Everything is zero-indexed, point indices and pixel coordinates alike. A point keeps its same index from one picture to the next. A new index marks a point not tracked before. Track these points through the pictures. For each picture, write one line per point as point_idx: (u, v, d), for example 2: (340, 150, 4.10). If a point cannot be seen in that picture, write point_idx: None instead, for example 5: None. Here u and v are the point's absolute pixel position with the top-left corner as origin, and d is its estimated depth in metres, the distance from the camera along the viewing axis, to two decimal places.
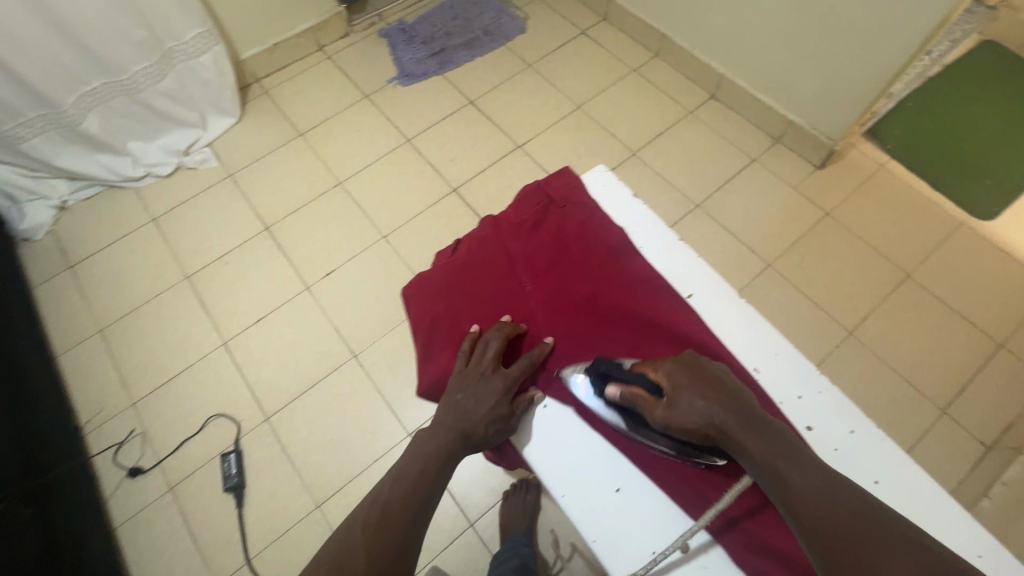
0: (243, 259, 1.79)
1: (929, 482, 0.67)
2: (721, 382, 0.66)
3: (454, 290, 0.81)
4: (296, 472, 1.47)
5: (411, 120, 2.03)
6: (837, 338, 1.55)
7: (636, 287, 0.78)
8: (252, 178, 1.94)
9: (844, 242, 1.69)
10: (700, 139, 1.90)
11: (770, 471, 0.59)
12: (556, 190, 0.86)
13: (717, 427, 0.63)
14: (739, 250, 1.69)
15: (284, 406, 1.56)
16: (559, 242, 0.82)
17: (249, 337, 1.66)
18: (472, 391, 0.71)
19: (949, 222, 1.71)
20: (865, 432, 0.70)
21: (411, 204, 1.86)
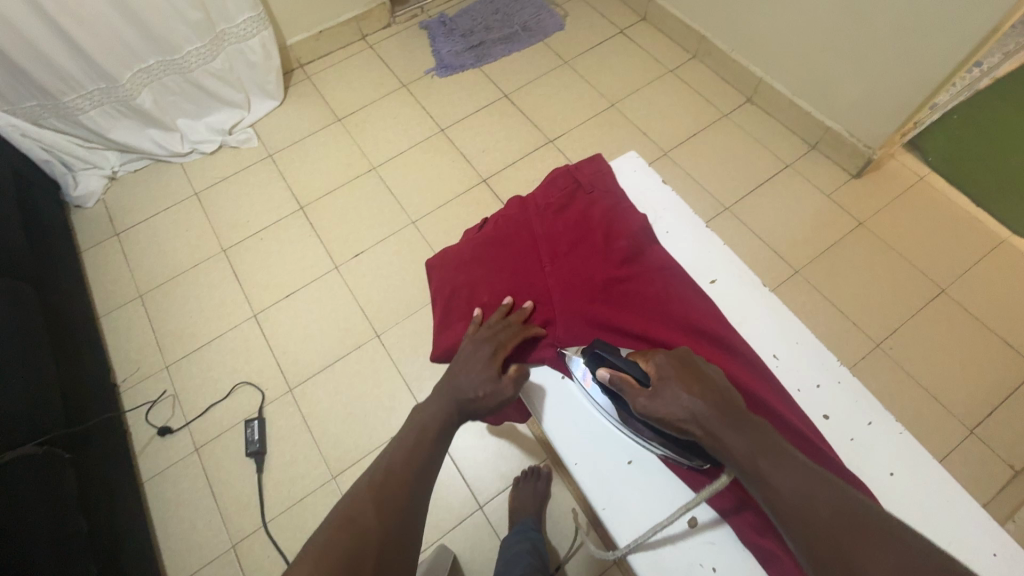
0: (278, 235, 1.85)
1: (947, 479, 0.66)
2: (709, 377, 0.65)
3: (476, 262, 0.82)
4: (316, 443, 1.51)
5: (446, 111, 2.07)
6: (864, 349, 1.52)
7: (654, 273, 0.78)
8: (291, 159, 2.00)
9: (878, 252, 1.65)
10: (734, 142, 1.89)
11: (750, 467, 0.58)
12: (584, 175, 0.87)
13: (701, 423, 0.62)
14: (767, 254, 1.68)
15: (308, 377, 1.61)
16: (582, 224, 0.82)
17: (278, 310, 1.72)
18: (466, 359, 0.72)
19: (990, 238, 1.65)
20: (883, 425, 0.70)
21: (441, 191, 1.89)
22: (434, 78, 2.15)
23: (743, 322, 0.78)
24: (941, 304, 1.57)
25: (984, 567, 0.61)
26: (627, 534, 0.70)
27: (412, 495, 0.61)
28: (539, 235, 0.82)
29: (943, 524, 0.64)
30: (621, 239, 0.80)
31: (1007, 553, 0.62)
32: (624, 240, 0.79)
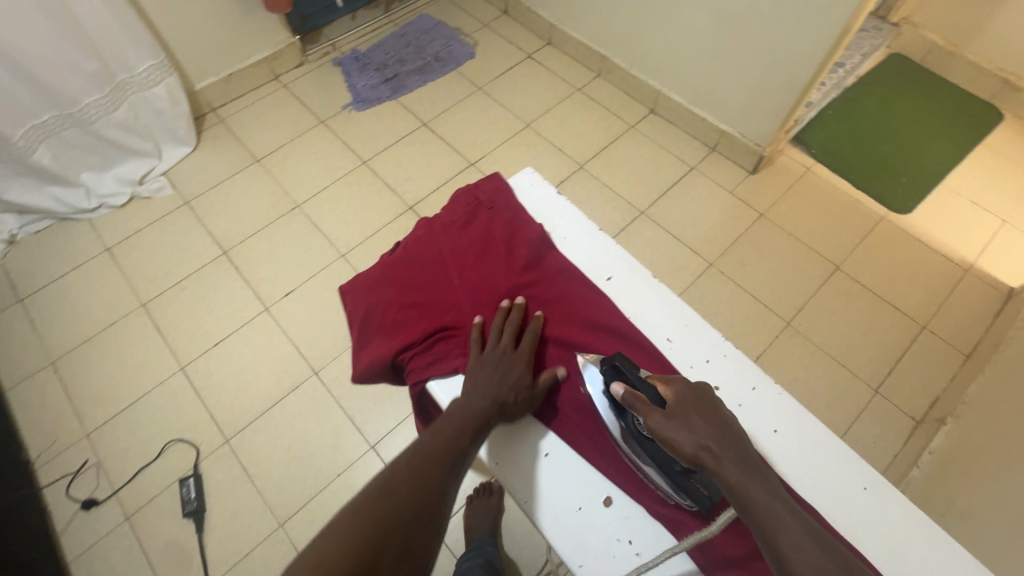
0: (201, 283, 1.79)
1: (820, 428, 0.76)
2: (727, 425, 0.66)
3: (389, 281, 0.84)
4: (261, 492, 1.46)
5: (367, 143, 2.09)
6: (775, 326, 1.65)
7: (557, 280, 0.85)
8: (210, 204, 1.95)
9: (779, 238, 1.81)
10: (643, 150, 2.02)
11: (759, 512, 0.57)
12: (485, 193, 0.93)
13: (711, 454, 0.62)
14: (683, 251, 1.79)
15: (245, 425, 1.55)
16: (488, 239, 0.87)
17: (208, 360, 1.66)
18: (498, 364, 0.74)
19: (871, 216, 1.85)
20: (765, 387, 0.78)
21: (369, 222, 1.90)
22: (351, 112, 2.18)
23: (640, 311, 0.85)
24: (839, 279, 1.73)
25: (860, 501, 0.71)
26: (550, 522, 0.74)
27: (441, 482, 0.62)
28: (447, 251, 0.86)
29: (823, 469, 0.73)
30: (523, 249, 0.86)
31: (875, 482, 0.72)
32: (526, 249, 0.86)
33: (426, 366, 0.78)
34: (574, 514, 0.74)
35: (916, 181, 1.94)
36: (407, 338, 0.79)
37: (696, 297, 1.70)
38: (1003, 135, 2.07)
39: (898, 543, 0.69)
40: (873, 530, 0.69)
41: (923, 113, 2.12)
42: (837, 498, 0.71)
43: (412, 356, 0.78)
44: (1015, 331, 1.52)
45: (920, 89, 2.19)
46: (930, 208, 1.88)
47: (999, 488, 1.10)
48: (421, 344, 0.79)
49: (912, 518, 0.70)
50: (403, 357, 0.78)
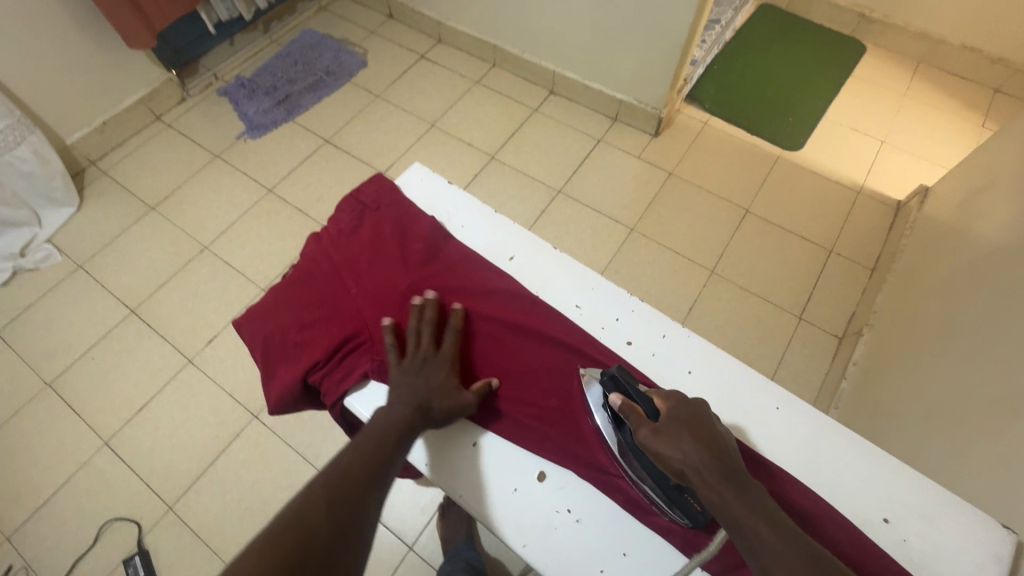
0: (112, 347, 1.66)
1: (727, 360, 0.85)
2: (721, 441, 0.65)
3: (284, 305, 0.84)
4: (216, 553, 1.37)
5: (269, 170, 2.00)
6: (700, 275, 1.72)
7: (452, 268, 0.88)
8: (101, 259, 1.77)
9: (692, 194, 1.88)
10: (550, 131, 2.05)
11: (742, 526, 0.58)
12: (367, 197, 0.97)
13: (699, 471, 0.62)
14: (604, 222, 1.83)
15: (187, 488, 1.45)
16: (377, 243, 0.90)
17: (134, 428, 1.54)
18: (422, 370, 0.75)
19: (768, 157, 1.96)
20: (674, 333, 0.87)
21: (286, 250, 1.83)
22: (247, 141, 2.08)
23: (545, 285, 0.93)
24: (751, 221, 1.82)
25: (770, 419, 0.81)
26: (489, 510, 0.75)
27: (376, 486, 0.62)
28: (337, 263, 0.87)
29: (734, 396, 0.82)
30: (414, 245, 0.90)
31: (781, 398, 0.83)
32: (417, 245, 0.90)
33: (338, 384, 0.78)
34: (510, 495, 0.76)
35: (803, 118, 2.07)
36: (311, 355, 0.78)
37: (623, 265, 1.74)
38: (869, 64, 2.25)
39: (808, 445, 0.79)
40: (786, 439, 0.79)
41: (798, 55, 2.26)
42: (752, 419, 0.81)
43: (323, 377, 0.78)
44: (907, 239, 1.66)
45: (792, 33, 2.33)
46: (819, 141, 2.01)
47: (914, 383, 1.19)
48: (328, 360, 0.79)
49: (815, 422, 0.81)
50: (311, 377, 0.78)
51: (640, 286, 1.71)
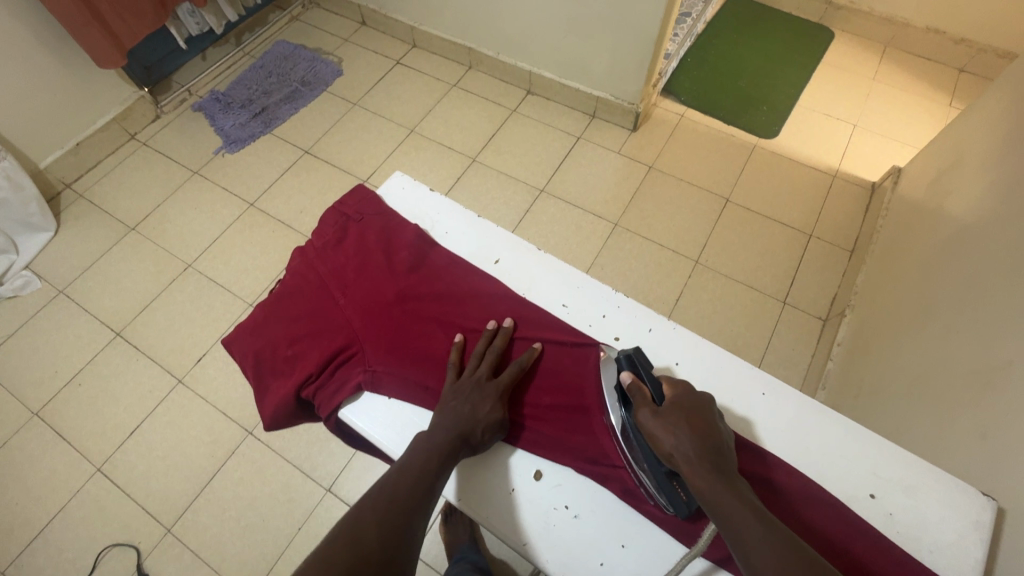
0: (87, 209, 1.38)
1: (836, 428, 0.56)
2: (709, 413, 0.48)
3: (271, 317, 0.58)
4: (146, 512, 1.03)
5: (339, 36, 1.69)
6: (817, 318, 1.17)
7: (449, 273, 0.62)
8: (140, 142, 1.50)
9: (856, 211, 1.31)
10: (689, 93, 1.50)
11: (730, 517, 0.41)
12: (354, 201, 0.67)
13: (695, 468, 0.45)
14: (708, 197, 1.34)
15: (118, 446, 1.09)
16: (361, 251, 0.62)
17: (80, 299, 1.26)
18: (467, 397, 0.52)
19: (938, 81, 1.56)
20: (772, 394, 0.58)
21: (326, 117, 1.52)
22: (317, 31, 1.70)
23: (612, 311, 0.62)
24: (891, 208, 1.20)
25: (883, 524, 0.51)
26: (490, 521, 0.53)
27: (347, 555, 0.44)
28: (324, 272, 0.61)
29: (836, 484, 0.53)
30: (402, 251, 0.63)
31: (927, 492, 0.52)
32: (406, 250, 0.63)
33: (334, 394, 0.55)
34: (508, 498, 0.54)
35: (1016, 27, 1.41)
36: (303, 368, 0.55)
37: (725, 273, 1.24)
38: None
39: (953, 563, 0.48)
40: (919, 539, 0.50)
41: None
42: (869, 509, 0.51)
43: (317, 391, 0.55)
44: None
45: None
46: None
47: None
48: (325, 372, 0.55)
49: (975, 525, 0.50)
50: (305, 394, 0.55)
51: (758, 320, 1.18)
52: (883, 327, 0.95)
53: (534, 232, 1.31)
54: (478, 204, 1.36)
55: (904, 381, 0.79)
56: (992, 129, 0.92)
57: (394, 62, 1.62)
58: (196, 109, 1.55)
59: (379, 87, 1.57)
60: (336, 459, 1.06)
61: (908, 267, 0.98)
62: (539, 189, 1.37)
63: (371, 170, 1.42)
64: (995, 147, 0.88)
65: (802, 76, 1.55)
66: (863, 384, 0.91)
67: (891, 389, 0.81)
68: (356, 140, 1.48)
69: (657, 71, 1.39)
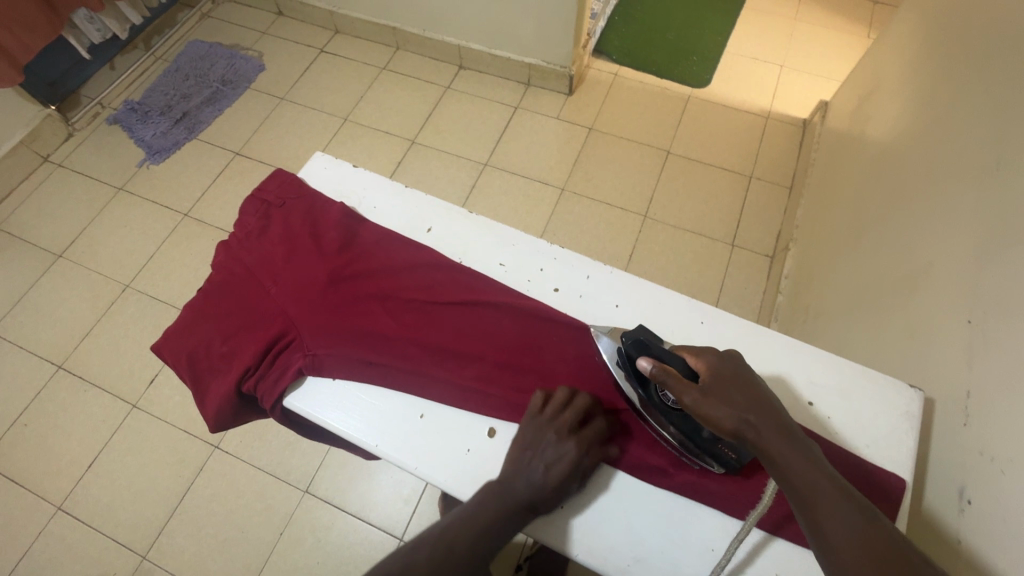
0: (9, 241, 1.30)
1: (780, 343, 0.58)
2: (757, 382, 0.47)
3: (201, 316, 0.56)
4: (118, 544, 0.99)
5: (255, 28, 1.61)
6: (763, 256, 1.21)
7: (379, 246, 0.61)
8: (55, 164, 1.40)
9: (790, 149, 1.34)
10: (621, 52, 1.51)
11: (802, 484, 0.40)
12: (274, 190, 0.64)
13: (754, 429, 0.43)
14: (649, 152, 1.36)
15: (76, 482, 1.05)
16: (287, 237, 0.60)
17: (13, 335, 1.19)
18: (545, 448, 0.49)
19: (859, 12, 1.59)
20: (713, 320, 0.59)
21: (255, 115, 1.46)
22: (230, 26, 1.62)
23: (550, 262, 0.62)
24: (822, 141, 1.24)
25: (835, 427, 0.54)
26: (450, 486, 0.51)
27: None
28: (250, 262, 0.58)
29: (787, 395, 0.55)
30: (330, 230, 0.61)
31: (861, 391, 0.55)
32: (335, 229, 0.61)
33: (277, 382, 0.54)
34: (464, 461, 0.52)
35: None
36: (241, 362, 0.54)
37: (673, 224, 1.26)
38: None
39: (886, 455, 0.52)
40: (858, 437, 0.53)
41: None
42: (809, 416, 0.54)
43: (259, 383, 0.54)
44: None
45: None
46: None
47: None
48: (265, 363, 0.54)
49: (906, 416, 0.53)
50: (247, 386, 0.53)
51: (708, 265, 1.21)
52: (823, 253, 0.98)
53: (484, 206, 1.31)
54: (425, 186, 1.34)
55: (845, 298, 0.82)
56: (904, 50, 0.95)
57: (317, 50, 1.56)
58: (112, 124, 1.46)
59: (305, 78, 1.51)
60: (309, 460, 1.04)
61: (841, 194, 1.01)
62: (482, 164, 1.36)
63: None
64: (908, 67, 0.91)
65: (727, 24, 1.57)
66: (809, 310, 0.94)
67: (834, 308, 0.84)
68: (289, 136, 1.42)
69: (586, 31, 1.38)
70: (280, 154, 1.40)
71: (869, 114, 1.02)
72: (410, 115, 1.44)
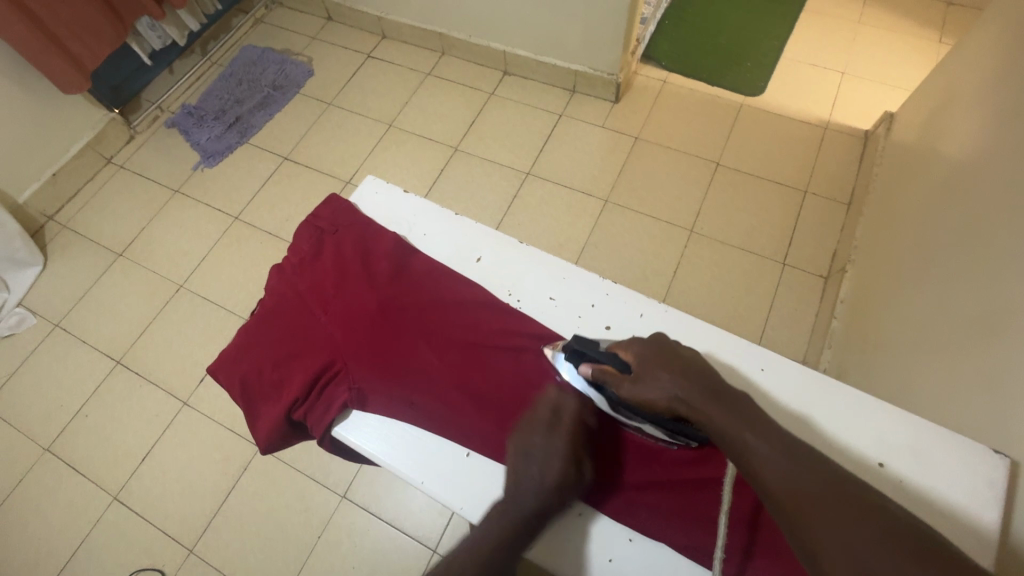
0: (75, 238, 1.37)
1: (845, 396, 0.56)
2: (683, 353, 0.50)
3: (255, 341, 0.57)
4: (167, 536, 1.04)
5: (305, 32, 1.64)
6: (817, 278, 1.15)
7: (428, 279, 0.61)
8: (118, 165, 1.47)
9: (849, 162, 1.27)
10: (671, 58, 1.46)
11: (731, 433, 0.43)
12: (327, 218, 0.65)
13: (687, 403, 0.46)
14: (697, 163, 1.31)
15: (131, 473, 1.10)
16: (339, 264, 0.61)
17: (77, 329, 1.26)
18: (535, 451, 0.49)
19: (932, 12, 1.49)
20: (774, 367, 0.58)
21: (304, 119, 1.49)
22: (282, 31, 1.66)
23: (601, 300, 0.61)
24: (885, 155, 1.17)
25: (901, 490, 0.52)
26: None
27: None
28: (303, 289, 0.60)
29: (849, 449, 0.54)
30: (381, 260, 0.61)
31: (937, 453, 0.52)
32: (386, 260, 0.61)
33: (324, 415, 0.55)
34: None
35: None
36: (291, 392, 0.54)
37: (721, 239, 1.22)
38: None
39: (960, 526, 0.49)
40: (932, 502, 0.51)
41: None
42: (877, 478, 0.52)
43: (308, 413, 0.54)
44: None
45: None
46: None
47: None
48: (312, 394, 0.55)
49: (989, 484, 0.50)
50: (295, 415, 0.54)
51: (758, 284, 1.16)
52: (885, 279, 0.93)
53: (525, 214, 1.30)
54: (467, 194, 1.34)
55: (909, 334, 0.77)
56: (983, 62, 0.89)
57: (365, 55, 1.58)
58: (170, 127, 1.52)
59: (353, 83, 1.53)
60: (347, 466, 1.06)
61: (906, 216, 0.95)
62: (524, 173, 1.35)
63: (354, 170, 1.40)
64: (988, 81, 0.84)
65: (785, 28, 1.50)
66: (868, 340, 0.89)
67: (897, 343, 0.80)
68: (336, 141, 1.45)
69: (635, 36, 1.35)
70: (326, 159, 1.42)
71: (941, 130, 0.95)
72: (454, 121, 1.44)
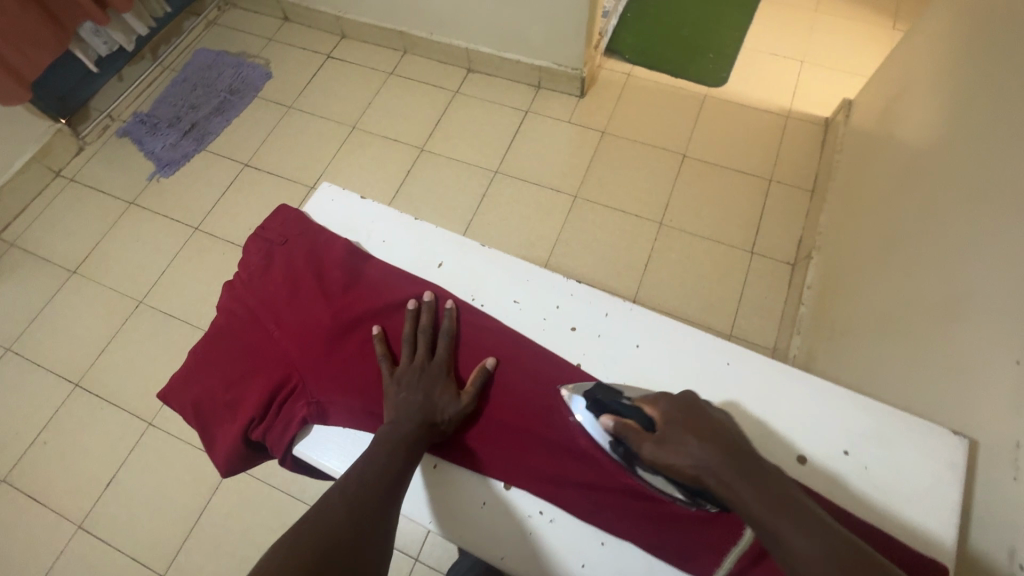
0: (24, 257, 1.31)
1: (806, 386, 0.57)
2: (715, 418, 0.45)
3: (207, 361, 0.55)
4: (137, 563, 1.00)
5: (261, 34, 1.59)
6: (785, 265, 1.17)
7: (384, 286, 0.60)
8: (67, 178, 1.41)
9: (811, 150, 1.30)
10: (634, 52, 1.46)
11: (766, 520, 0.38)
12: (277, 229, 0.63)
13: (715, 475, 0.41)
14: (664, 156, 1.32)
15: (96, 500, 1.06)
16: (291, 276, 0.59)
17: (30, 352, 1.20)
18: (413, 382, 0.52)
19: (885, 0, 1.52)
20: (740, 360, 0.58)
21: (264, 124, 1.45)
22: (237, 33, 1.60)
23: (565, 301, 0.61)
24: (845, 142, 1.20)
25: (863, 476, 0.52)
26: (465, 539, 0.52)
27: None
28: (254, 304, 0.58)
29: (810, 440, 0.54)
30: (334, 270, 0.60)
31: (898, 439, 0.54)
32: (338, 269, 0.60)
33: (283, 433, 0.53)
34: (478, 514, 0.53)
35: None
36: (246, 411, 0.53)
37: (691, 231, 1.22)
38: None
39: (923, 509, 0.50)
40: (897, 487, 0.52)
41: None
42: (841, 465, 0.53)
43: (266, 432, 0.53)
44: None
45: None
46: None
47: None
48: (270, 414, 0.53)
49: (950, 467, 0.51)
50: (253, 436, 0.52)
51: (727, 274, 1.17)
52: (849, 266, 0.95)
53: (495, 212, 1.28)
54: (436, 195, 1.32)
55: (874, 318, 0.79)
56: (935, 50, 0.91)
57: (325, 56, 1.54)
58: (121, 136, 1.46)
59: (313, 85, 1.49)
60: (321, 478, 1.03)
61: (867, 203, 0.97)
62: (493, 171, 1.33)
63: (318, 175, 1.36)
64: (940, 69, 0.86)
65: (744, 18, 1.51)
66: (836, 326, 0.91)
67: (862, 329, 0.81)
68: (298, 146, 1.41)
69: (597, 30, 1.34)
70: (288, 164, 1.38)
71: (897, 118, 0.97)
72: (418, 122, 1.41)
